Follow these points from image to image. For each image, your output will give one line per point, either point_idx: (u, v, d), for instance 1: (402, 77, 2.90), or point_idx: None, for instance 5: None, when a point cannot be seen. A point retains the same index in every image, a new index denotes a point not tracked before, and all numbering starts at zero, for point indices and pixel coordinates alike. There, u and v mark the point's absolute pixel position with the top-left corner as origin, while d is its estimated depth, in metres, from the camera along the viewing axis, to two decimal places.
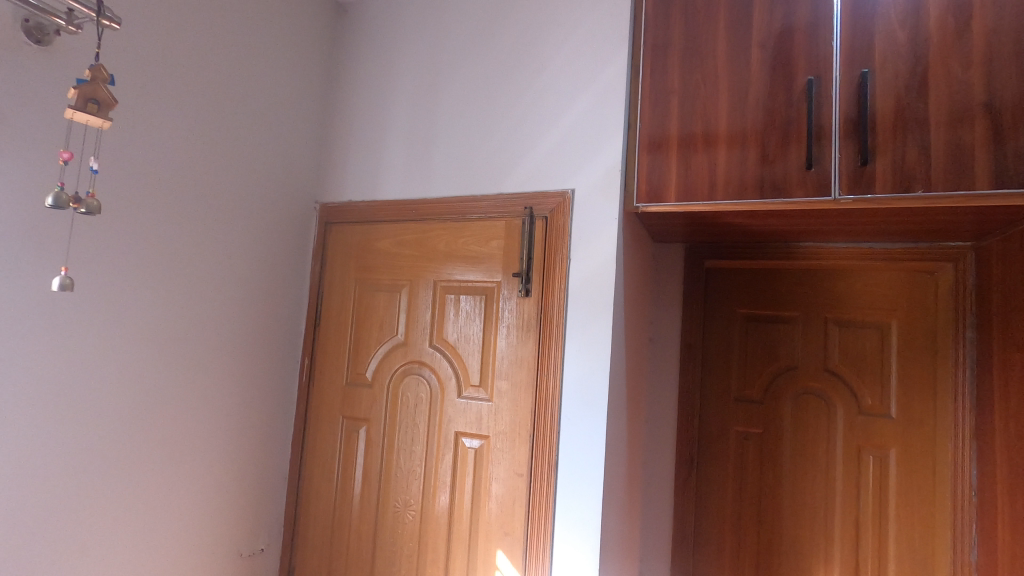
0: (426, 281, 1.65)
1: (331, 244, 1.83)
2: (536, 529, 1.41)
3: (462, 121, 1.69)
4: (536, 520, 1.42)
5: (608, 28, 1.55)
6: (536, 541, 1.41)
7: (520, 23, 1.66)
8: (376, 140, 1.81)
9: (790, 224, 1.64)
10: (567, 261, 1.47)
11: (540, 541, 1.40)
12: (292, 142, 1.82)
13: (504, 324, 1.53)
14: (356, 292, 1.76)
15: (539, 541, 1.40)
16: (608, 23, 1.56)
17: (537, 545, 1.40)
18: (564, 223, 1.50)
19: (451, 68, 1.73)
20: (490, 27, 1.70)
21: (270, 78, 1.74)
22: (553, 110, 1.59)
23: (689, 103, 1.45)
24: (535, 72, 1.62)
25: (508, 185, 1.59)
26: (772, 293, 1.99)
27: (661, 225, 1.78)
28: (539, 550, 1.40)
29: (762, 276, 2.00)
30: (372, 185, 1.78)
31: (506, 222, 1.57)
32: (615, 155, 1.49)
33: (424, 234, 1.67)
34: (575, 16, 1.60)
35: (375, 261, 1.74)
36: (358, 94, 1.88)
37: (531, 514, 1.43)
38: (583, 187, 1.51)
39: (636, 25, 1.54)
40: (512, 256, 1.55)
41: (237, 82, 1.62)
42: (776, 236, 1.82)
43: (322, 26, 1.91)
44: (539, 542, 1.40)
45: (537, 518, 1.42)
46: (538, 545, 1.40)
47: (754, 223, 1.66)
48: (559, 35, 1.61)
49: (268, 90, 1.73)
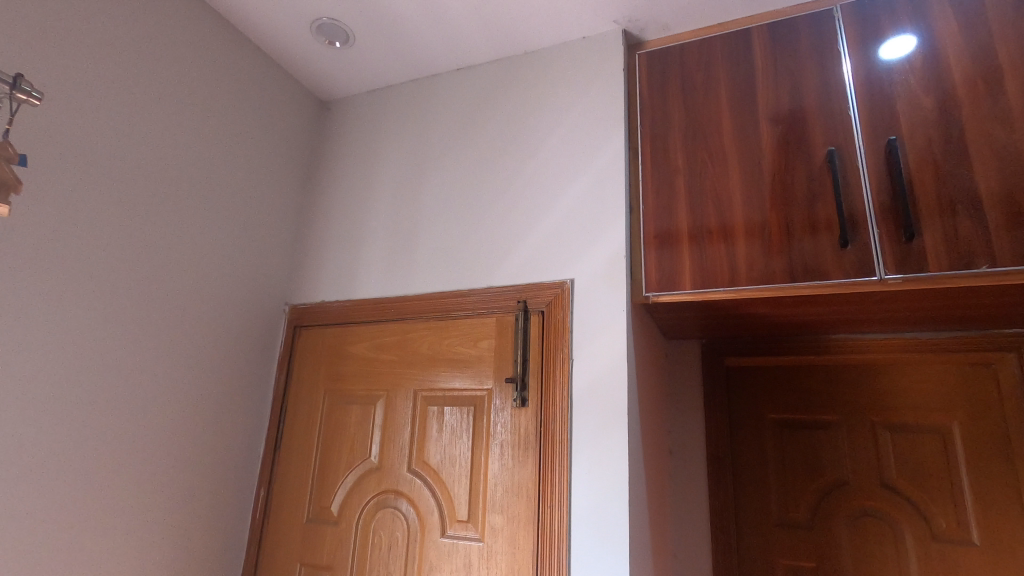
0: (405, 392, 1.40)
1: (300, 350, 1.61)
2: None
3: (447, 211, 1.54)
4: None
5: (601, 111, 1.46)
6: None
7: (508, 110, 1.58)
8: (355, 234, 1.65)
9: (823, 314, 1.43)
10: (570, 361, 1.25)
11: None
12: (263, 240, 1.66)
13: (497, 441, 1.26)
14: (326, 406, 1.50)
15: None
16: (602, 106, 1.46)
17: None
18: (563, 316, 1.28)
19: (436, 158, 1.62)
20: (477, 116, 1.61)
21: (243, 172, 1.62)
22: (546, 195, 1.44)
23: (697, 182, 1.31)
24: (526, 157, 1.50)
25: (499, 277, 1.40)
26: (806, 393, 1.73)
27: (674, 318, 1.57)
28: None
29: (792, 374, 1.76)
30: (348, 283, 1.59)
31: (497, 319, 1.36)
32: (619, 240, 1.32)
33: (404, 336, 1.45)
34: (566, 101, 1.52)
35: (347, 368, 1.50)
36: (338, 189, 1.76)
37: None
38: (585, 276, 1.31)
39: (631, 107, 1.45)
40: (505, 358, 1.32)
41: (204, 175, 1.50)
42: (805, 328, 1.60)
43: (304, 124, 1.84)
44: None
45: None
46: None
47: (781, 313, 1.45)
48: (549, 120, 1.51)
49: (239, 185, 1.60)
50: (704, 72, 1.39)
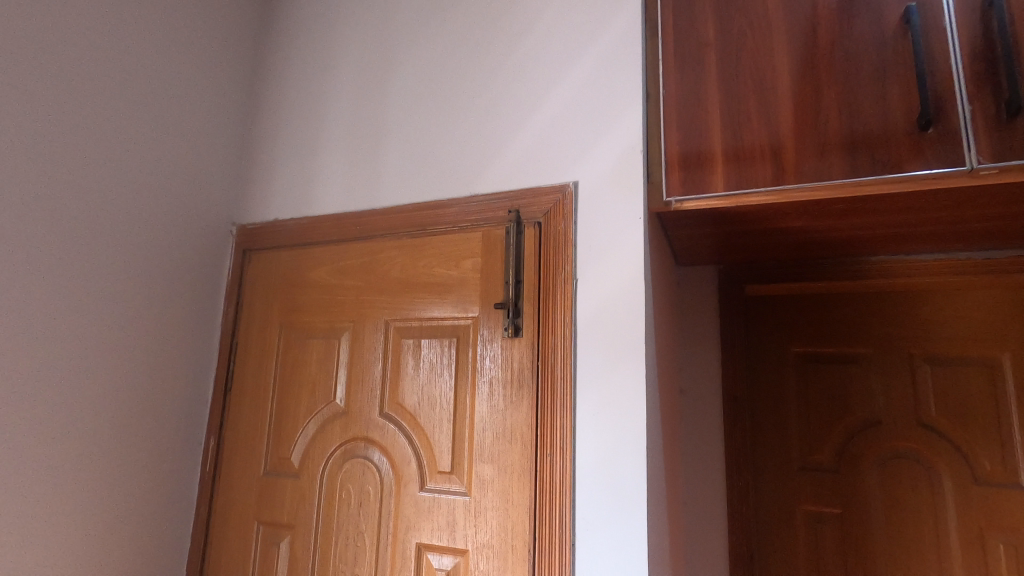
0: (373, 323, 1.17)
1: (250, 279, 1.36)
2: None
3: (421, 106, 1.26)
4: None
5: None
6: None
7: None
8: (311, 139, 1.37)
9: (872, 227, 1.20)
10: (573, 281, 1.01)
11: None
12: (201, 147, 1.37)
13: (484, 378, 1.04)
14: (282, 342, 1.27)
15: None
16: None
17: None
18: (565, 227, 1.04)
19: (407, 43, 1.32)
20: None
21: (170, 61, 1.31)
22: (544, 82, 1.16)
23: (732, 56, 1.04)
24: (517, 35, 1.21)
25: (486, 182, 1.14)
26: (835, 325, 1.53)
27: (691, 235, 1.34)
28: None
29: (819, 304, 1.55)
30: (305, 197, 1.33)
31: (482, 233, 1.11)
32: (634, 131, 1.06)
33: (371, 257, 1.20)
34: None
35: (306, 297, 1.26)
36: (290, 87, 1.46)
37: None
38: (591, 176, 1.05)
39: None
40: (493, 280, 1.08)
41: (118, 60, 1.19)
42: (843, 248, 1.37)
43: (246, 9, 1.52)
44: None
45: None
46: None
47: (821, 226, 1.21)
48: None
49: (165, 76, 1.29)
50: None
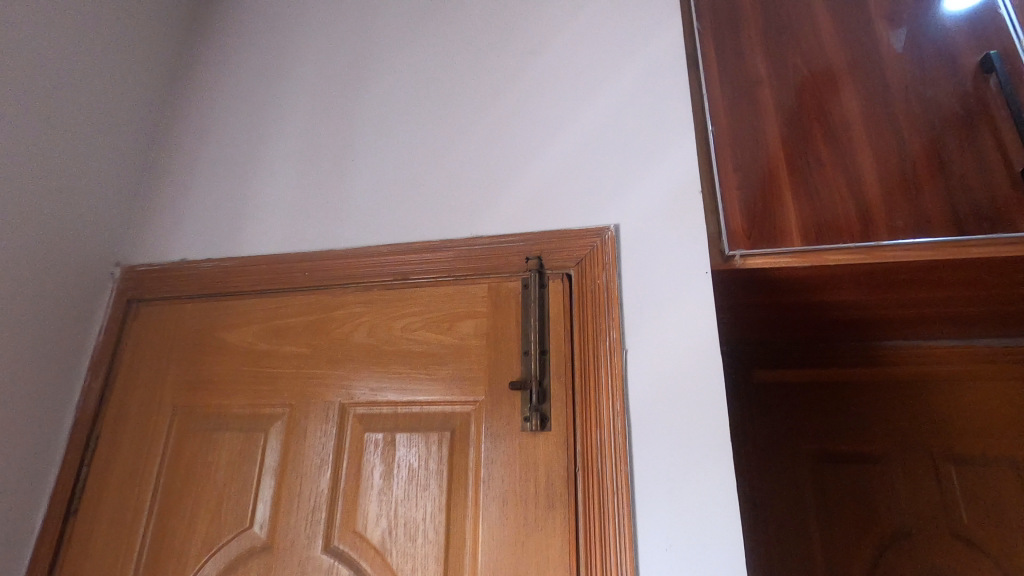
0: (322, 409, 0.81)
1: (132, 338, 0.93)
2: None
3: (401, 125, 0.98)
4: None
5: None
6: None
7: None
8: (250, 160, 1.04)
9: (932, 303, 1.00)
10: (622, 352, 0.74)
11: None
12: (85, 155, 0.97)
13: (493, 493, 0.71)
14: (174, 436, 0.86)
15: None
16: None
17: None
18: (607, 283, 0.78)
19: (387, 52, 1.06)
20: None
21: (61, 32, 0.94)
22: (565, 105, 0.94)
23: (790, 95, 0.89)
24: (531, 52, 0.98)
25: (492, 223, 0.87)
26: (849, 418, 1.26)
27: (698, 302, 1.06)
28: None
29: (828, 393, 1.29)
30: (232, 232, 0.97)
31: (488, 286, 0.83)
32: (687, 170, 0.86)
33: (325, 316, 0.87)
34: None
35: (217, 370, 0.87)
36: (227, 93, 1.11)
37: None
38: (637, 221, 0.82)
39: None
40: (506, 350, 0.78)
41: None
42: (866, 330, 1.17)
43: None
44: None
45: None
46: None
47: (882, 302, 1.00)
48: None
49: (44, 51, 0.91)
50: None
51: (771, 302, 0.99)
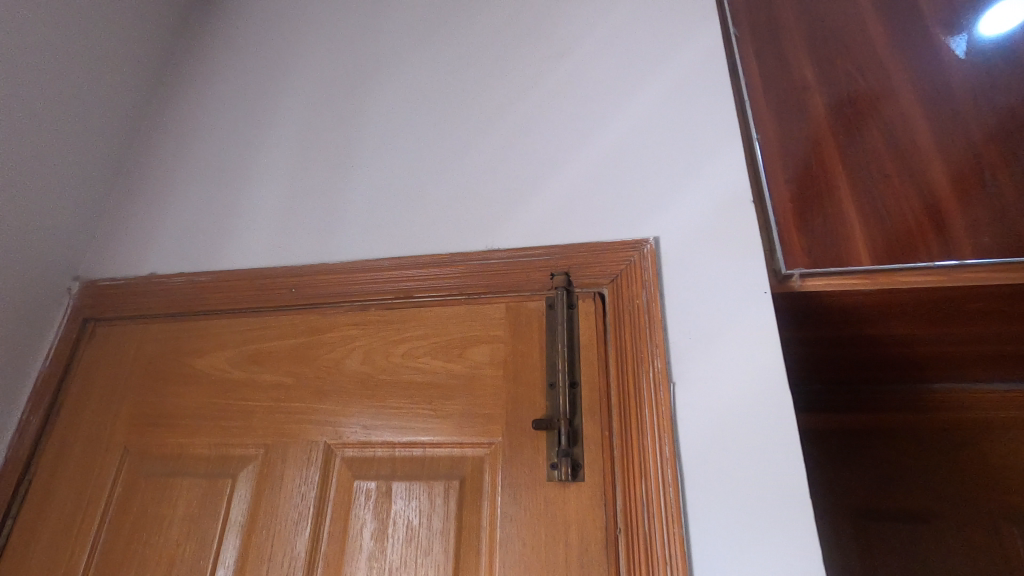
0: (302, 450, 0.67)
1: (86, 363, 0.80)
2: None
3: (409, 128, 0.88)
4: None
5: None
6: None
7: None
8: (239, 167, 0.91)
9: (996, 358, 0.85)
10: (669, 385, 0.61)
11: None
12: (48, 155, 0.85)
13: (512, 561, 0.57)
14: (122, 482, 0.71)
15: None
16: None
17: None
18: (646, 304, 0.66)
19: (393, 56, 0.96)
20: None
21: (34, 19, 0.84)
22: (597, 111, 0.82)
23: (843, 102, 0.80)
24: (555, 52, 0.89)
25: (511, 236, 0.75)
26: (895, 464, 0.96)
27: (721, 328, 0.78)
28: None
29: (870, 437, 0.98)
30: (212, 244, 0.85)
31: (506, 306, 0.71)
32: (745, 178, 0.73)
33: (312, 339, 0.74)
34: None
35: (181, 401, 0.73)
36: (215, 98, 1.01)
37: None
38: (679, 233, 0.71)
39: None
40: (527, 382, 0.66)
41: None
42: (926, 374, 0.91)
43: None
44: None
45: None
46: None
47: (968, 336, 0.78)
48: None
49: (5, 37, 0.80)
50: None
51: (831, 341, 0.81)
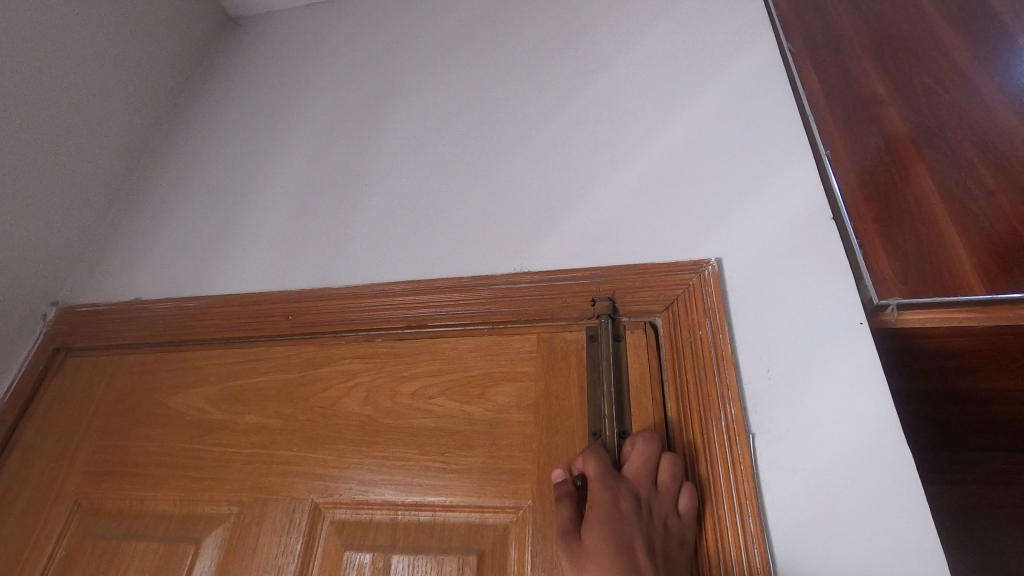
0: (284, 510, 0.54)
1: (52, 397, 0.69)
2: (602, 485, 0.44)
3: (432, 142, 0.79)
4: (638, 543, 0.41)
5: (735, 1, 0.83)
6: (594, 493, 0.44)
7: (551, 10, 0.91)
8: (244, 187, 0.83)
9: None
10: (747, 437, 0.48)
11: (603, 504, 0.43)
12: (40, 168, 0.76)
13: None
14: (66, 545, 0.58)
15: (634, 439, 0.49)
16: None
17: (596, 496, 0.44)
18: (710, 334, 0.54)
19: (420, 71, 0.89)
20: (502, 12, 0.93)
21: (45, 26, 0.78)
22: (637, 127, 0.73)
23: (924, 113, 0.70)
24: (597, 64, 0.81)
25: (544, 256, 0.65)
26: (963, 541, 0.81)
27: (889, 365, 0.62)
28: (636, 460, 0.47)
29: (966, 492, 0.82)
30: (205, 267, 0.75)
31: (537, 338, 0.59)
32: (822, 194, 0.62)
33: (306, 375, 0.62)
34: None
35: (149, 446, 0.62)
36: (226, 119, 0.94)
37: (640, 560, 0.40)
38: (748, 253, 0.59)
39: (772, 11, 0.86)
40: (564, 431, 0.53)
41: None
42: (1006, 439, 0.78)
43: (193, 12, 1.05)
44: (636, 507, 0.43)
45: (590, 529, 0.42)
46: (615, 502, 0.43)
47: None
48: (637, 11, 0.86)
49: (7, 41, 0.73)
50: None
51: (912, 396, 0.68)
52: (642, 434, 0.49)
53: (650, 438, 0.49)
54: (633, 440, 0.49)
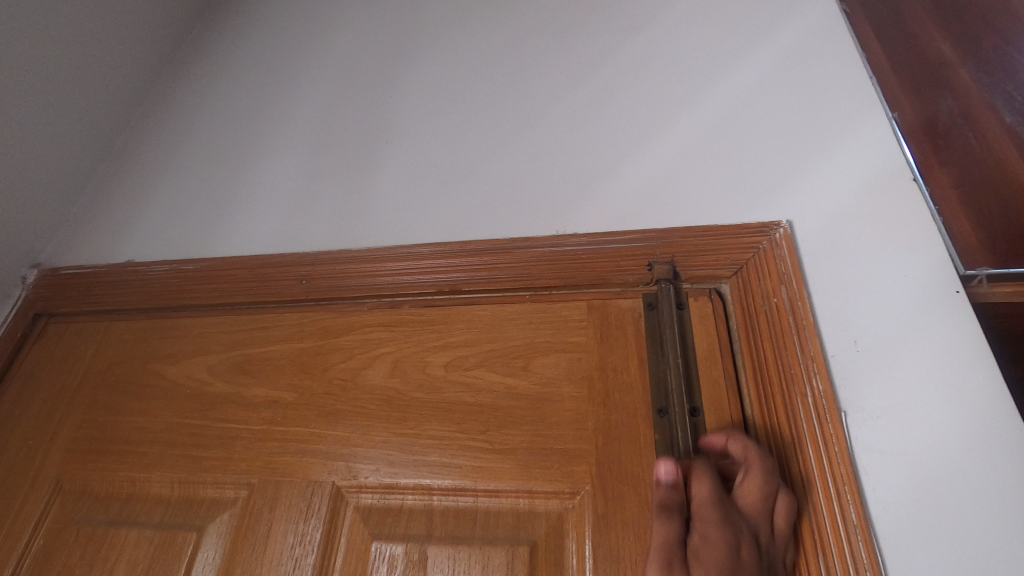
0: (300, 494, 0.47)
1: (32, 366, 0.61)
2: (719, 523, 0.36)
3: (460, 96, 0.72)
4: None
5: None
6: (707, 529, 0.37)
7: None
8: (250, 144, 0.75)
9: None
10: (838, 415, 0.42)
11: (721, 549, 0.35)
12: (22, 114, 0.68)
13: None
14: (44, 533, 0.51)
15: (751, 463, 0.39)
16: None
17: (711, 532, 0.36)
18: (787, 301, 0.48)
19: (443, 24, 0.82)
20: None
21: None
22: (687, 83, 0.67)
23: (997, 77, 0.65)
24: (640, 18, 0.74)
25: (591, 217, 0.58)
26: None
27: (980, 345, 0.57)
28: (753, 492, 0.38)
29: None
30: (206, 228, 0.68)
31: (587, 306, 0.53)
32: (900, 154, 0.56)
33: (323, 344, 0.55)
34: None
35: (143, 421, 0.54)
36: (229, 73, 0.86)
37: None
38: (821, 216, 0.54)
39: None
40: (624, 408, 0.46)
41: None
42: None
43: None
44: (755, 558, 0.36)
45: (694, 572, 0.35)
46: (734, 547, 0.35)
47: None
48: None
49: None
50: None
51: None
52: (763, 458, 0.40)
53: (770, 466, 0.39)
54: (749, 461, 0.40)
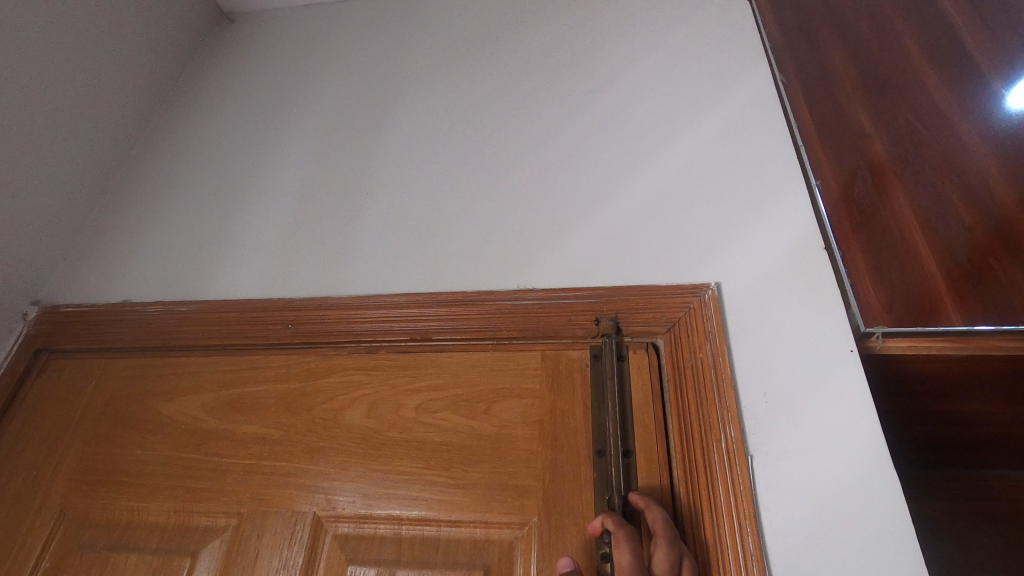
0: (285, 523, 0.54)
1: (34, 399, 0.67)
2: None
3: (433, 153, 0.79)
4: None
5: (732, 34, 0.86)
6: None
7: (552, 28, 0.93)
8: (240, 189, 0.81)
9: None
10: (745, 459, 0.50)
11: None
12: (26, 162, 0.73)
13: None
14: (50, 557, 0.56)
15: (660, 532, 0.46)
16: (733, 29, 0.87)
17: None
18: (710, 358, 0.56)
19: (420, 82, 0.89)
20: (503, 29, 0.94)
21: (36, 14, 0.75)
22: (635, 150, 0.75)
23: (906, 150, 0.74)
24: (598, 87, 0.83)
25: (548, 273, 0.65)
26: (968, 534, 0.79)
27: (882, 389, 0.65)
28: (661, 560, 0.45)
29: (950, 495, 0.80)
30: (199, 271, 0.74)
31: (542, 355, 0.60)
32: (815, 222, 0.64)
33: (307, 385, 0.62)
34: (667, 21, 0.90)
35: (142, 454, 0.60)
36: (221, 120, 0.92)
37: None
38: (745, 278, 0.62)
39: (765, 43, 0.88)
40: (569, 448, 0.54)
41: None
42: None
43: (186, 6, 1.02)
44: None
45: None
46: None
47: None
48: (637, 37, 0.88)
49: None
50: (871, 18, 0.89)
51: (894, 416, 0.69)
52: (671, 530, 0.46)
53: (676, 536, 0.46)
54: (658, 531, 0.46)
